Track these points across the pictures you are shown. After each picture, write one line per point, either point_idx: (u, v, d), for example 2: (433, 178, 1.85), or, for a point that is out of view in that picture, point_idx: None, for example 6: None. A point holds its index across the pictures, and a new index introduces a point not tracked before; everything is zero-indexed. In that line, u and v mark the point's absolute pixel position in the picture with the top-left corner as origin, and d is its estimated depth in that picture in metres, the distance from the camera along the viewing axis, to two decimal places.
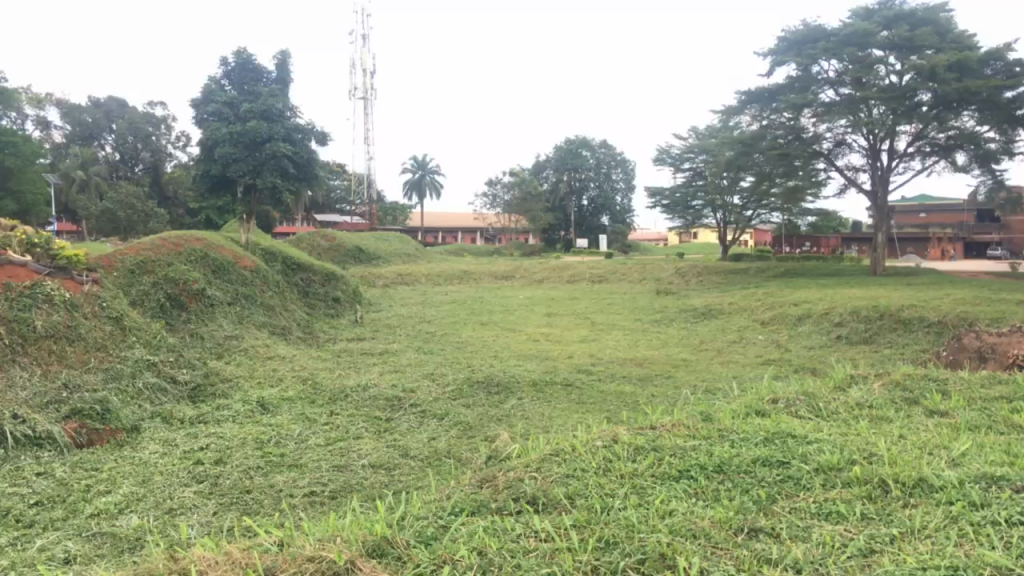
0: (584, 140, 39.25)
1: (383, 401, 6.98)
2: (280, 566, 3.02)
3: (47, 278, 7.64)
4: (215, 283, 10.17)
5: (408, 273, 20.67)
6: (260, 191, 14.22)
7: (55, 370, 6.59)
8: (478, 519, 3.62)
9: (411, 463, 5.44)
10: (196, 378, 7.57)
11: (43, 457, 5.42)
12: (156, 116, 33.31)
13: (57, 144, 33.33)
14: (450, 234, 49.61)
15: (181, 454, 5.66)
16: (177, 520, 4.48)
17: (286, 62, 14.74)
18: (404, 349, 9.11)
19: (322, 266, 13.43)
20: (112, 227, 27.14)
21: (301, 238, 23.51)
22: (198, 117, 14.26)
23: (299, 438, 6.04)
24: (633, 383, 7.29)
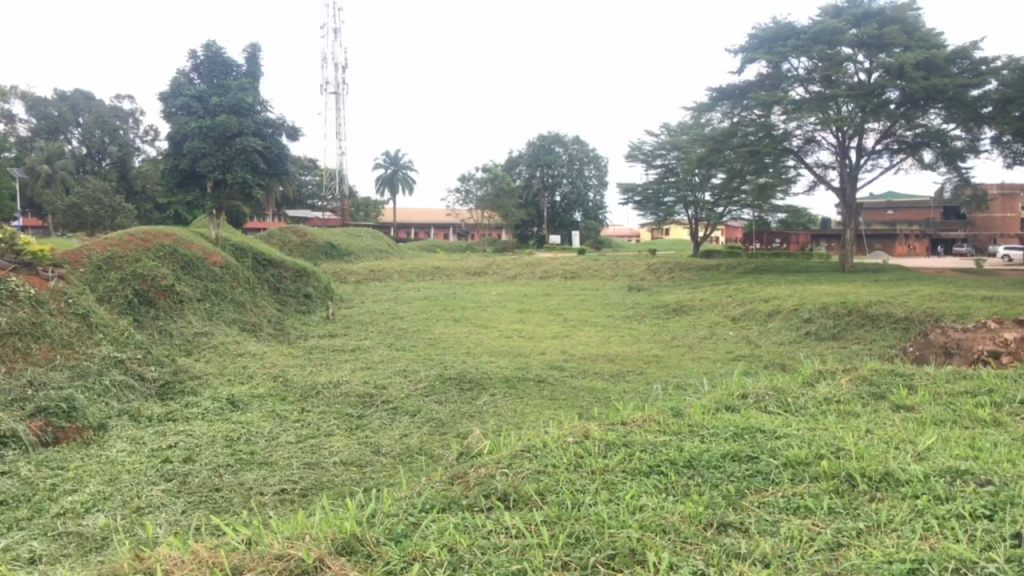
0: (557, 137, 39.36)
1: (355, 398, 6.95)
2: (248, 565, 3.00)
3: (12, 275, 7.51)
4: (184, 279, 10.06)
5: (380, 269, 20.58)
6: (231, 186, 14.07)
7: (20, 368, 6.49)
8: (449, 516, 3.62)
9: (383, 459, 5.42)
10: (165, 376, 7.48)
11: (7, 455, 5.34)
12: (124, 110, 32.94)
13: (23, 138, 32.78)
14: (422, 230, 49.38)
15: (149, 453, 5.60)
16: (145, 519, 4.43)
17: (256, 56, 14.57)
18: (375, 346, 9.06)
19: (294, 262, 13.32)
20: (79, 221, 26.72)
21: (272, 234, 23.29)
22: (167, 110, 14.06)
23: (270, 436, 5.99)
24: (604, 379, 7.32)
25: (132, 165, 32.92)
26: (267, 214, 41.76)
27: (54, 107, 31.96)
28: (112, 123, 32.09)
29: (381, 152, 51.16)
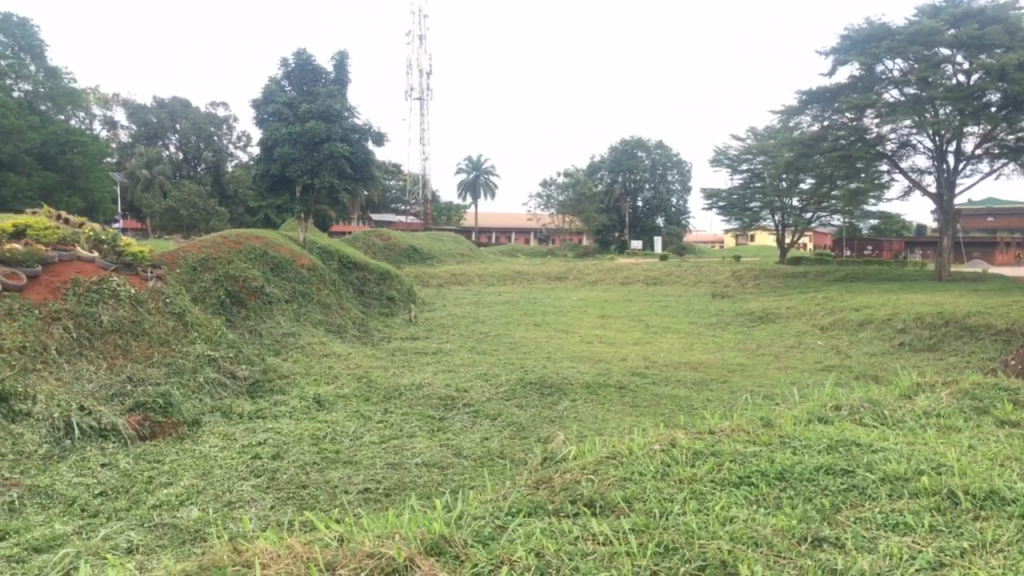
0: (639, 141, 39.07)
1: (436, 400, 7.02)
2: (340, 561, 3.05)
3: (114, 274, 7.86)
4: (273, 280, 10.35)
5: (461, 273, 20.75)
6: (318, 190, 14.41)
7: (120, 364, 6.79)
8: (536, 520, 3.62)
9: (464, 462, 5.46)
10: (255, 374, 7.71)
11: (108, 447, 5.60)
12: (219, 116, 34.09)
13: (124, 143, 34.24)
14: (502, 235, 49.67)
15: (240, 449, 5.76)
16: (236, 513, 4.56)
17: (344, 64, 14.90)
18: (457, 350, 9.13)
19: (378, 265, 13.56)
20: (175, 224, 27.71)
21: (357, 237, 23.74)
22: (259, 117, 14.50)
23: (354, 435, 6.10)
24: (688, 388, 7.20)
25: (224, 169, 34.00)
26: (351, 217, 42.57)
27: (153, 114, 33.28)
28: (207, 129, 33.21)
29: (466, 159, 51.14)
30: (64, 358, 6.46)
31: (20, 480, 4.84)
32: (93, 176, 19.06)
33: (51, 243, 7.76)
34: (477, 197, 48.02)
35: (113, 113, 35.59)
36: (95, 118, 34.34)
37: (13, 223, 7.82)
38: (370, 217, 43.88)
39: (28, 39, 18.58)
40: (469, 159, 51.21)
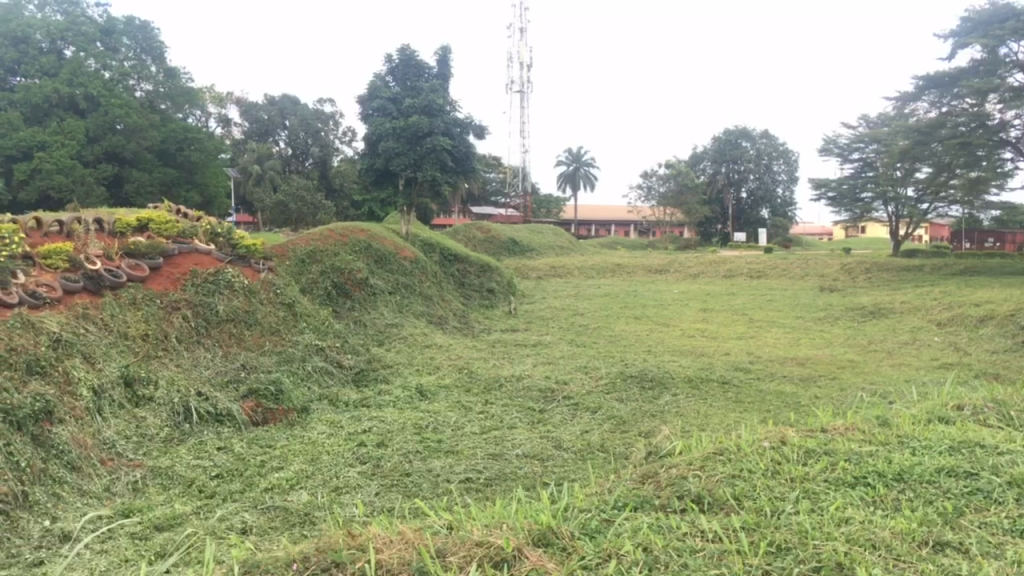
0: (744, 131, 38.17)
1: (537, 392, 7.05)
2: (450, 548, 3.10)
3: (228, 266, 8.22)
4: (377, 272, 10.60)
5: (561, 265, 20.76)
6: (420, 184, 14.65)
7: (235, 352, 7.11)
8: (643, 515, 3.59)
9: (565, 454, 5.46)
10: (360, 363, 7.92)
11: (223, 432, 5.87)
12: (326, 112, 35.07)
13: (236, 139, 35.64)
14: (602, 227, 49.44)
15: (347, 435, 5.94)
16: (344, 498, 4.69)
17: (446, 58, 15.08)
18: (557, 342, 9.14)
19: (478, 258, 13.71)
20: (284, 217, 28.65)
21: (458, 230, 24.04)
22: (364, 113, 14.85)
23: (455, 425, 6.19)
24: (794, 384, 7.02)
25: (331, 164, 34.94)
26: (451, 210, 43.12)
27: (264, 111, 34.52)
28: (315, 125, 34.17)
29: (565, 151, 51.14)
30: (184, 346, 6.80)
31: (144, 462, 5.14)
32: (209, 172, 19.90)
33: (170, 235, 8.15)
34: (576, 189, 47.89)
35: (227, 111, 37.07)
36: (211, 116, 35.83)
37: (136, 217, 8.25)
38: (470, 209, 44.35)
39: (149, 41, 19.51)
40: (569, 151, 51.14)
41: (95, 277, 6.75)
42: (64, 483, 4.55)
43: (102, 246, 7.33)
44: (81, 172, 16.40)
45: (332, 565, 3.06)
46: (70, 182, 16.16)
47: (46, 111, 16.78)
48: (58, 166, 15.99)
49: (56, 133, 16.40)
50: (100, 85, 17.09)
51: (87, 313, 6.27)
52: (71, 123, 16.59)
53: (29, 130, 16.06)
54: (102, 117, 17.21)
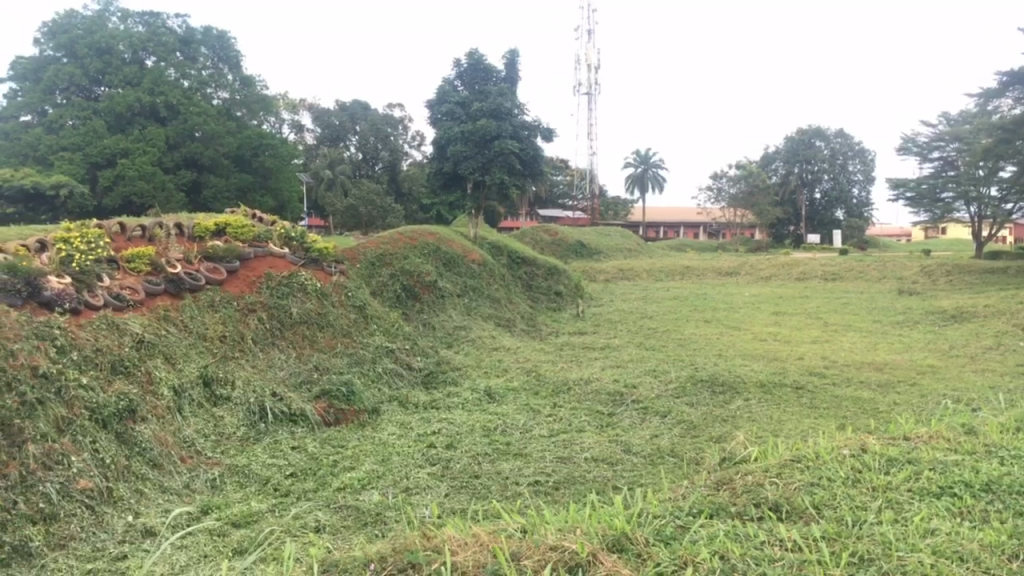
0: (818, 130, 37.31)
1: (605, 396, 7.00)
2: (525, 552, 3.10)
3: (302, 269, 8.40)
4: (445, 275, 10.70)
5: (629, 268, 20.61)
6: (488, 187, 14.71)
7: (308, 354, 7.26)
8: (718, 523, 3.54)
9: (634, 459, 5.42)
10: (430, 366, 7.99)
11: (297, 431, 5.98)
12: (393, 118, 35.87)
13: (309, 145, 36.14)
14: (670, 229, 48.91)
15: (416, 437, 5.99)
16: (414, 499, 4.74)
17: (514, 62, 15.13)
18: (625, 345, 9.08)
19: (546, 261, 13.70)
20: (354, 221, 29.09)
21: (525, 233, 24.08)
22: (433, 117, 15.02)
23: (524, 428, 6.19)
24: (871, 390, 6.82)
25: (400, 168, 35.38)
26: (518, 212, 43.22)
27: (335, 116, 35.17)
28: (384, 130, 34.66)
29: (632, 153, 50.80)
30: (259, 347, 6.97)
31: (221, 460, 5.27)
32: (283, 178, 20.31)
33: (246, 239, 8.35)
34: (644, 191, 47.48)
35: (300, 117, 37.80)
36: (285, 123, 36.61)
37: (214, 221, 8.47)
38: (537, 212, 44.38)
39: (226, 50, 20.03)
40: (637, 152, 50.74)
41: (175, 280, 6.97)
42: (146, 479, 4.70)
43: (182, 249, 7.56)
44: (162, 178, 16.95)
45: (407, 567, 3.08)
46: (151, 188, 16.72)
47: (129, 119, 17.38)
48: (140, 173, 16.59)
49: (138, 140, 17.02)
50: (179, 95, 17.85)
51: (168, 315, 6.48)
52: (152, 130, 17.19)
53: (113, 139, 16.70)
54: (182, 125, 17.80)
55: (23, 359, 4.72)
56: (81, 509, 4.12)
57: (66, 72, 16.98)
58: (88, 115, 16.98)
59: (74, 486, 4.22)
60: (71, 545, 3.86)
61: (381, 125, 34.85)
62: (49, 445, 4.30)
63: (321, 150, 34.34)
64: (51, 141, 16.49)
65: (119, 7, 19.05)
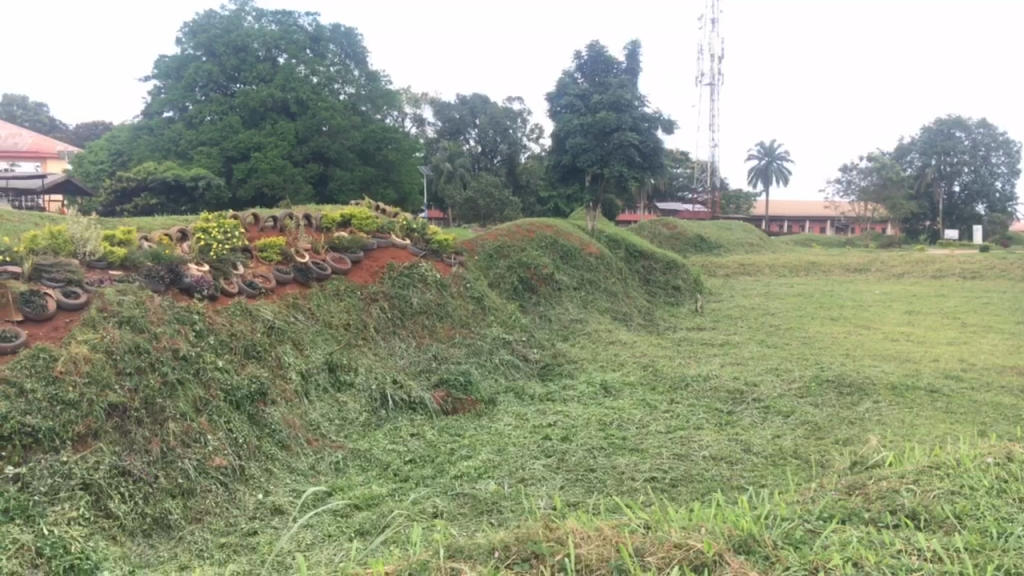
0: (958, 120, 35.32)
1: (724, 393, 6.85)
2: (649, 548, 3.06)
3: (422, 260, 8.59)
4: (562, 268, 10.72)
5: (751, 263, 20.07)
6: (607, 180, 14.63)
7: (427, 343, 7.43)
8: (852, 528, 3.40)
9: (755, 459, 5.27)
10: (546, 357, 8.00)
11: (416, 419, 6.11)
12: (514, 111, 35.74)
13: (429, 139, 36.46)
14: (796, 223, 47.40)
15: (532, 428, 6.03)
16: (530, 490, 4.76)
17: (636, 53, 14.98)
18: (745, 342, 8.84)
19: (664, 255, 13.50)
20: (473, 214, 29.46)
21: (644, 226, 23.80)
22: (552, 110, 15.09)
23: (641, 423, 6.13)
24: (1015, 396, 6.41)
25: (519, 161, 35.58)
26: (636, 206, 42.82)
27: (456, 110, 35.72)
28: (503, 123, 34.95)
29: (755, 145, 49.47)
30: (381, 336, 7.17)
31: (345, 444, 5.43)
32: (405, 170, 20.76)
33: (370, 230, 8.59)
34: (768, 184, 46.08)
35: (422, 111, 38.59)
36: (408, 117, 37.42)
37: (339, 213, 8.75)
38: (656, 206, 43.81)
39: (354, 47, 20.54)
40: (759, 144, 49.22)
41: (304, 270, 7.25)
42: (276, 459, 4.91)
43: (310, 240, 7.85)
44: (292, 171, 17.63)
45: (531, 556, 3.11)
46: (281, 180, 17.44)
47: (262, 114, 18.17)
48: (271, 166, 17.34)
49: (270, 134, 17.77)
50: (308, 90, 18.33)
51: (296, 303, 6.75)
52: (283, 124, 17.92)
53: (247, 133, 17.49)
54: (311, 119, 18.44)
55: (166, 342, 5.01)
56: (215, 485, 4.33)
57: (205, 70, 17.94)
58: (224, 111, 17.85)
59: (209, 464, 4.43)
60: (206, 519, 4.06)
61: (500, 119, 34.97)
62: (187, 424, 4.55)
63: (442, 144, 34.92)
64: (191, 136, 17.46)
65: (255, 6, 19.88)
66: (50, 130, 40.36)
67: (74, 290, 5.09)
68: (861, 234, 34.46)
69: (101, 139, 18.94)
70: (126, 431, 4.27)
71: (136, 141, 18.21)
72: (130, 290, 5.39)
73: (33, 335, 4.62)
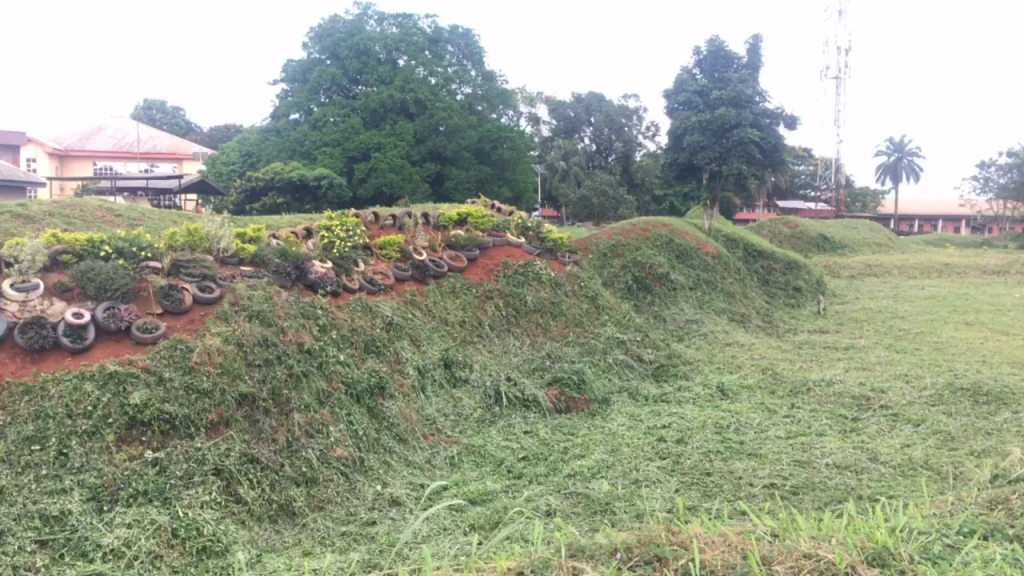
0: None
1: (849, 400, 6.58)
2: (777, 557, 2.97)
3: (537, 258, 8.64)
4: (678, 267, 10.57)
5: (878, 263, 19.24)
6: (725, 177, 14.33)
7: (541, 341, 7.46)
8: (995, 545, 3.21)
9: (882, 468, 5.04)
10: (660, 358, 7.87)
11: (530, 416, 6.13)
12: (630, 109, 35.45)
13: (544, 138, 36.83)
14: (927, 222, 45.20)
15: (646, 429, 5.95)
16: (643, 491, 4.69)
17: (758, 47, 14.60)
18: (872, 346, 8.48)
19: (785, 254, 13.13)
20: (587, 212, 29.38)
21: (763, 226, 23.17)
22: (670, 107, 14.90)
23: (759, 428, 5.96)
24: None
25: (634, 159, 35.21)
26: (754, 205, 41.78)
27: (570, 108, 35.60)
28: (619, 121, 34.66)
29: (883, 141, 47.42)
30: (495, 333, 7.25)
31: (460, 439, 5.50)
32: (519, 170, 20.88)
33: (486, 228, 8.69)
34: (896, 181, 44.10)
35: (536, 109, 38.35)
36: (522, 115, 37.63)
37: (457, 211, 8.88)
38: (775, 205, 42.63)
39: (471, 47, 20.74)
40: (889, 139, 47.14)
41: (421, 267, 7.39)
42: (394, 452, 5.02)
43: (428, 238, 8.01)
44: (409, 170, 18.04)
45: (654, 559, 3.06)
46: (400, 179, 17.87)
47: (382, 115, 18.65)
48: (390, 165, 17.80)
49: (390, 135, 18.23)
50: (426, 90, 18.64)
51: (414, 300, 6.90)
52: (402, 125, 18.36)
53: (367, 134, 18.01)
54: (429, 119, 18.76)
55: (291, 335, 5.21)
56: (337, 475, 4.45)
57: (329, 74, 18.59)
58: (346, 113, 18.43)
59: (331, 454, 4.56)
60: (328, 508, 4.19)
61: (616, 116, 34.92)
62: (311, 415, 4.71)
63: (556, 142, 34.95)
64: (315, 137, 18.11)
65: (376, 10, 20.27)
66: (187, 132, 42.66)
67: (208, 284, 5.34)
68: (999, 234, 32.46)
69: (233, 141, 19.85)
70: (255, 420, 4.46)
71: (265, 143, 19.06)
72: (259, 285, 5.62)
73: (172, 326, 4.88)
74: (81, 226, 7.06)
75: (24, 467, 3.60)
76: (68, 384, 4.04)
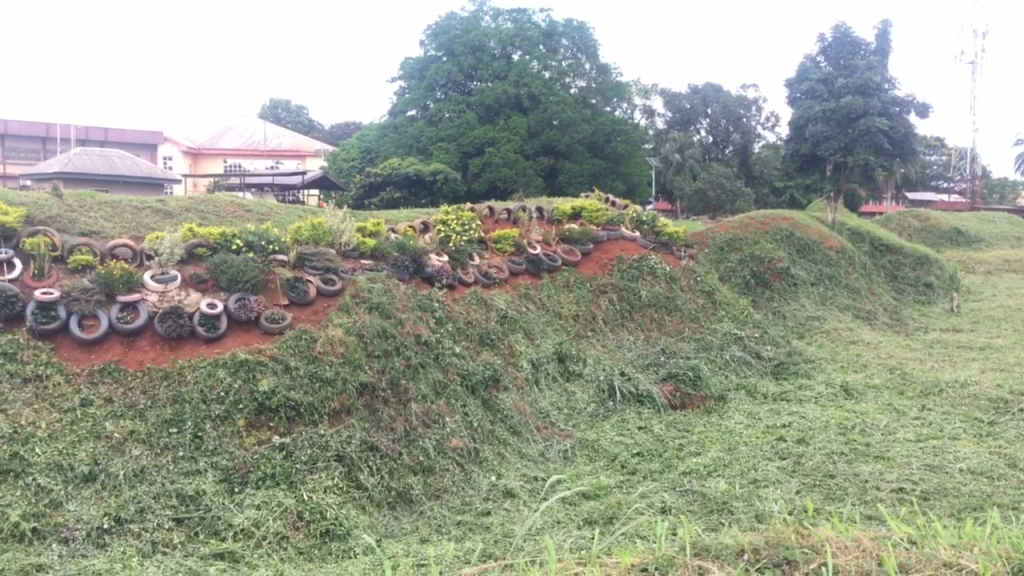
0: None
1: (986, 402, 6.22)
2: (915, 565, 2.84)
3: (652, 253, 8.53)
4: (799, 262, 10.23)
5: (1018, 258, 18.11)
6: (850, 169, 13.76)
7: (655, 336, 7.37)
8: None
9: (1022, 476, 4.73)
10: (780, 355, 7.63)
11: (644, 411, 6.06)
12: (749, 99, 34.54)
13: (659, 129, 36.08)
14: None
15: (765, 428, 5.79)
16: (763, 492, 4.56)
17: (887, 32, 13.99)
18: (1012, 347, 7.97)
19: (915, 249, 12.53)
20: (702, 206, 28.86)
21: (891, 218, 22.16)
22: (792, 96, 14.49)
23: (887, 429, 5.71)
24: None
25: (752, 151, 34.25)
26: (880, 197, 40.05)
27: (687, 100, 35.02)
28: (737, 111, 33.89)
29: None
30: (609, 327, 7.20)
31: (573, 433, 5.49)
32: (633, 164, 20.58)
33: (600, 222, 8.64)
34: None
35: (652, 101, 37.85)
36: (636, 108, 37.15)
37: (571, 206, 8.87)
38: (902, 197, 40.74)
39: (586, 40, 20.56)
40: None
41: (536, 261, 7.43)
42: (508, 444, 5.05)
43: (542, 232, 8.04)
44: (523, 164, 18.14)
45: (783, 561, 2.97)
46: (513, 174, 17.99)
47: (497, 110, 18.81)
48: (504, 160, 17.94)
49: (503, 130, 18.38)
50: (540, 84, 18.73)
51: (528, 293, 6.94)
52: (515, 119, 18.48)
53: (481, 129, 18.23)
54: (541, 114, 18.83)
55: (409, 327, 5.32)
56: (452, 465, 4.52)
57: (445, 70, 18.94)
58: (462, 109, 18.71)
59: (447, 445, 4.63)
60: (444, 497, 4.26)
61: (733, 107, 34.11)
62: (428, 405, 4.80)
63: (670, 134, 34.38)
64: (431, 133, 18.48)
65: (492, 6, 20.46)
66: (311, 131, 44.29)
67: (331, 277, 5.52)
68: None
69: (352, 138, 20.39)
70: (374, 409, 4.58)
71: (383, 139, 19.53)
72: (380, 278, 5.76)
73: (298, 317, 5.06)
74: (215, 220, 7.43)
75: (163, 448, 3.81)
76: (203, 370, 4.25)
